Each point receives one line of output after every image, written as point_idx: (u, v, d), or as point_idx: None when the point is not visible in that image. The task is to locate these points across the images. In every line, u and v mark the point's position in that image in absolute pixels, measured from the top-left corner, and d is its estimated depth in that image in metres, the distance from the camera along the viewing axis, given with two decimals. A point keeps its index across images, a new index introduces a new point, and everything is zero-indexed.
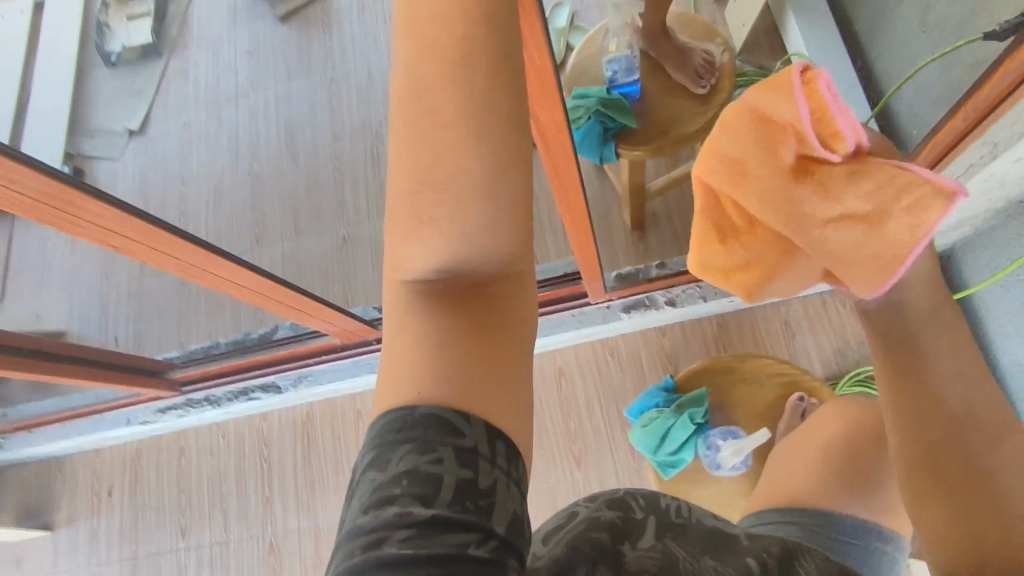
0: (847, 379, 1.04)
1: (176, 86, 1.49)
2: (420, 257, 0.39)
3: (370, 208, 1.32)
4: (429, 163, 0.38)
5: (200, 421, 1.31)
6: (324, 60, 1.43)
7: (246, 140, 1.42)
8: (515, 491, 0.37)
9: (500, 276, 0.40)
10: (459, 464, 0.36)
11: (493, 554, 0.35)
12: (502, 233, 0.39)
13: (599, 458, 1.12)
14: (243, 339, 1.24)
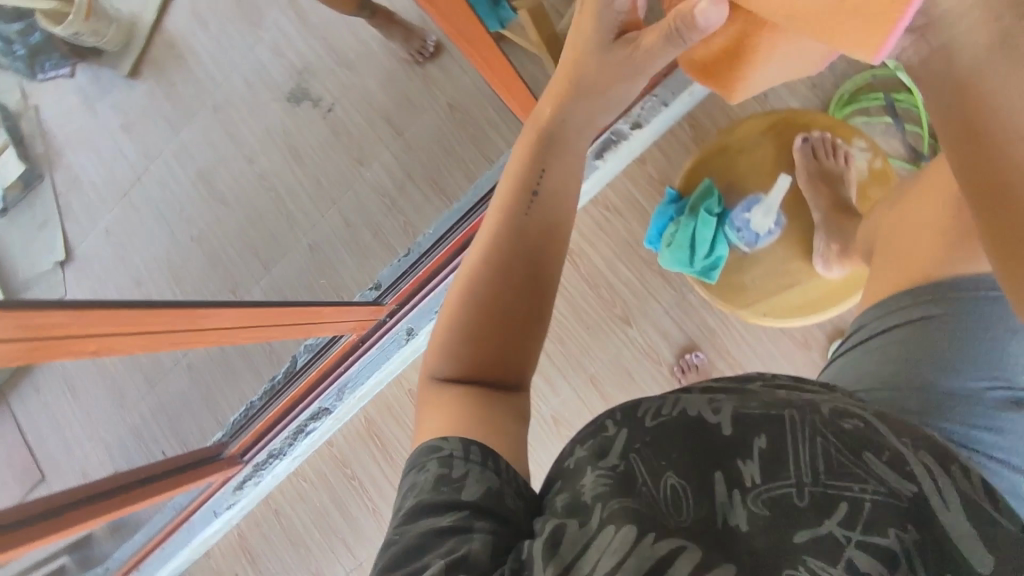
0: (836, 106, 1.07)
1: (75, 196, 1.41)
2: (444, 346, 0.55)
3: (318, 206, 1.29)
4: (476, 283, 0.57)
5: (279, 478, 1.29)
6: (197, 94, 1.36)
7: (171, 210, 1.36)
8: (492, 476, 0.45)
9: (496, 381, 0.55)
10: (441, 465, 0.45)
11: (462, 520, 0.41)
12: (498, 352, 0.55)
13: (646, 309, 1.12)
14: (271, 386, 1.23)
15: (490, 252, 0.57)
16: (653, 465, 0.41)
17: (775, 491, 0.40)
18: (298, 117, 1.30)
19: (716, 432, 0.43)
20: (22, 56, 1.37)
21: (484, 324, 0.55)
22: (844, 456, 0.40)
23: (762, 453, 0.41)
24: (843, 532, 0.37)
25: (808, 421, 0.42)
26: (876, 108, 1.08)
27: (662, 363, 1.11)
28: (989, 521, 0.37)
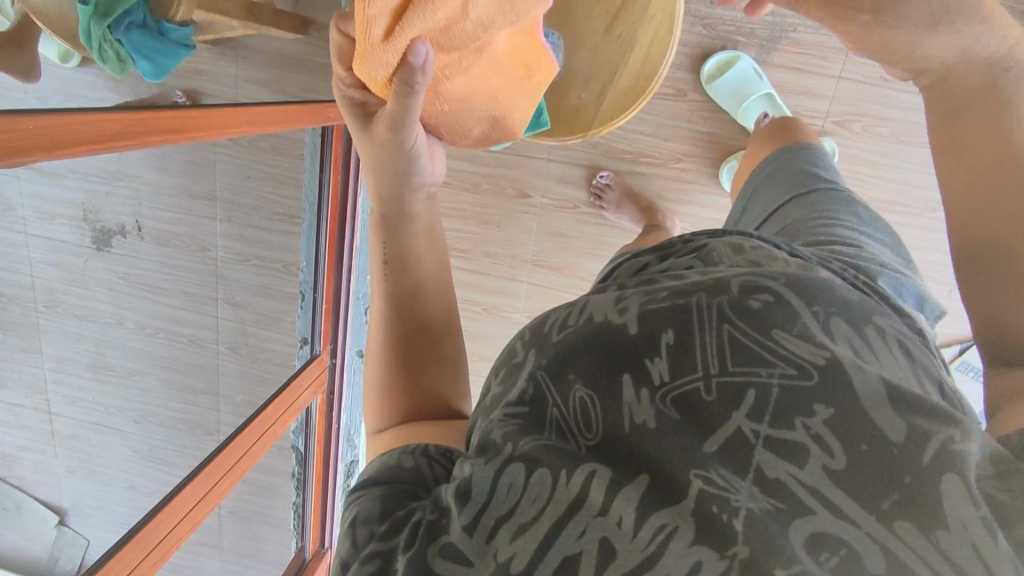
0: None
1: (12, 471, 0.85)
2: (376, 416, 0.59)
3: None
4: (373, 342, 0.62)
5: None
6: None
7: None
8: (434, 454, 0.49)
9: (431, 411, 0.57)
10: (381, 465, 0.49)
11: (384, 493, 0.45)
12: (418, 374, 0.60)
13: (531, 169, 1.19)
14: (300, 478, 1.25)
15: (383, 323, 0.62)
16: (561, 387, 0.40)
17: (684, 388, 0.37)
18: None
19: (623, 333, 0.41)
20: None
21: (405, 381, 0.59)
22: (750, 336, 0.38)
23: (669, 349, 0.39)
24: (752, 427, 0.35)
25: (712, 306, 0.40)
26: None
27: (573, 205, 1.21)
28: (904, 392, 0.35)
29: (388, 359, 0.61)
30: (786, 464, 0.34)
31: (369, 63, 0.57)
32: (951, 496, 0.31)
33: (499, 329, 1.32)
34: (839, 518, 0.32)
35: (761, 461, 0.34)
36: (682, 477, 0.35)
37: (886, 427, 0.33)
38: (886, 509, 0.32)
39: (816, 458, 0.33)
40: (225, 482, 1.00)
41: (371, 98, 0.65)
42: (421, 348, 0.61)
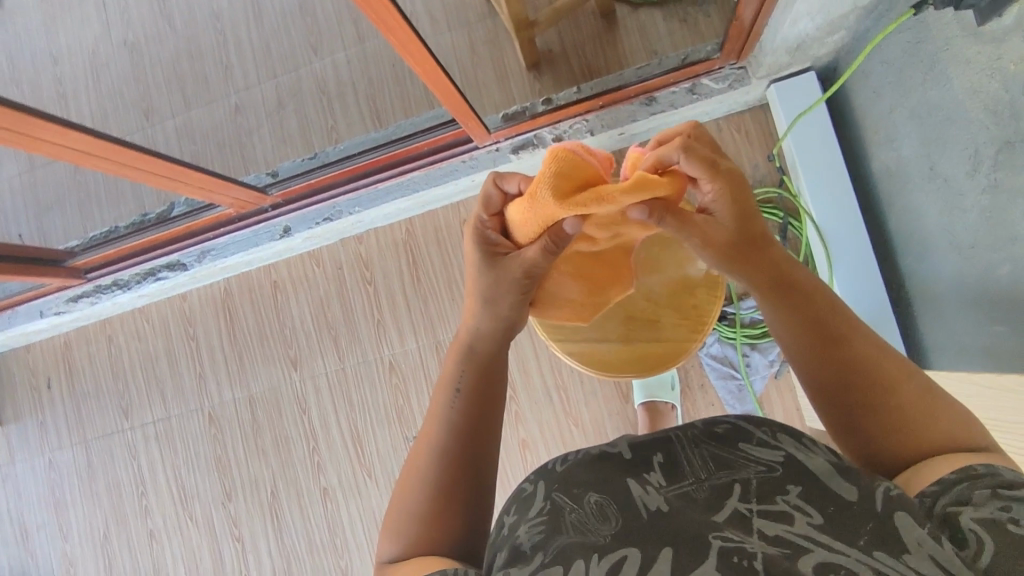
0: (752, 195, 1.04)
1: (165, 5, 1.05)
2: (389, 547, 0.57)
3: (259, 71, 1.26)
4: (415, 461, 0.61)
5: (100, 313, 1.27)
6: None
7: (114, 6, 1.32)
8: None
9: (439, 537, 0.56)
10: None
11: None
12: (443, 494, 0.58)
13: None
14: (141, 221, 1.13)
15: (438, 458, 0.60)
16: (575, 497, 0.49)
17: (681, 488, 0.48)
18: None
19: (621, 456, 0.54)
20: None
21: (446, 510, 0.57)
22: (724, 452, 0.50)
23: (661, 466, 0.51)
24: (745, 506, 0.44)
25: (687, 438, 0.53)
26: (775, 225, 1.05)
27: None
28: (846, 467, 0.46)
29: (414, 476, 0.60)
30: (781, 525, 0.42)
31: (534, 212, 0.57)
32: (906, 527, 0.39)
33: (362, 345, 1.19)
34: (832, 552, 0.39)
35: (761, 526, 0.42)
36: (705, 538, 0.42)
37: (840, 492, 0.43)
38: (863, 544, 0.39)
39: (803, 519, 0.42)
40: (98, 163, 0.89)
41: (504, 243, 0.67)
42: (449, 468, 0.59)
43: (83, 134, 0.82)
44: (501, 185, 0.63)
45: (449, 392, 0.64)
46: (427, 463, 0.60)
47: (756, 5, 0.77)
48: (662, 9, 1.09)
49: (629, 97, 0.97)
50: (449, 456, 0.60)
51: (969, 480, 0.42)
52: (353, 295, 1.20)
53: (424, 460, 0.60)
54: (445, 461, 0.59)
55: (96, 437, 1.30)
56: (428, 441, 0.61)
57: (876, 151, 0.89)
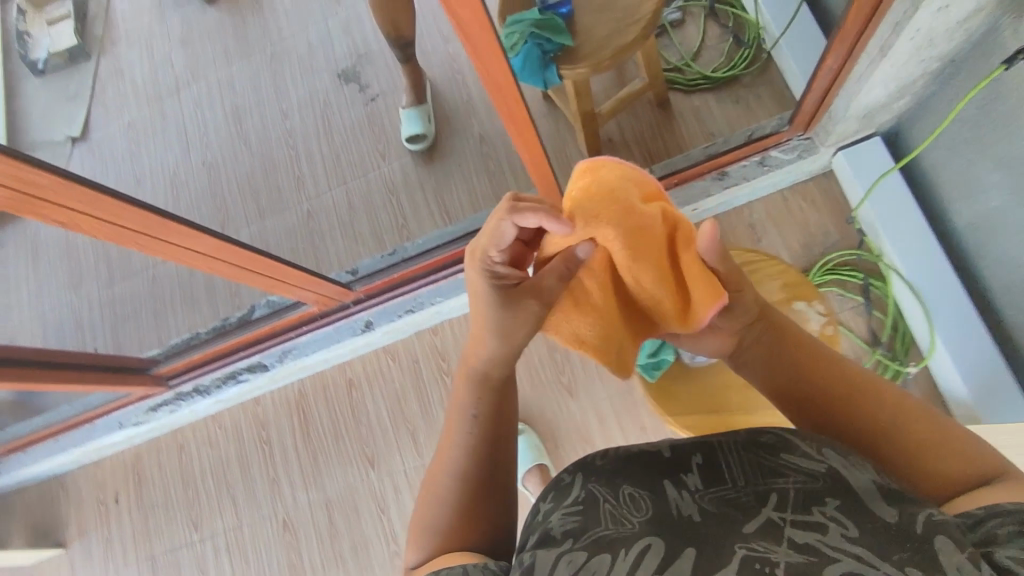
0: (818, 267, 1.08)
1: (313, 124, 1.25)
2: (413, 552, 0.54)
3: (330, 178, 1.33)
4: (433, 470, 0.57)
5: (176, 422, 1.27)
6: (261, 38, 1.45)
7: (195, 131, 1.43)
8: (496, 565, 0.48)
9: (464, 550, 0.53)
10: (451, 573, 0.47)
11: None
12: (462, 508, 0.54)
13: (590, 386, 1.16)
14: (223, 327, 1.19)
15: (461, 472, 0.55)
16: (611, 487, 0.48)
17: (718, 493, 0.45)
18: (342, 94, 1.36)
19: (660, 452, 0.50)
20: None
21: (463, 520, 0.54)
22: (767, 459, 0.46)
23: (700, 468, 0.47)
24: (779, 514, 0.41)
25: (733, 441, 0.49)
26: (854, 285, 1.09)
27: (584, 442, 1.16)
28: (893, 490, 0.42)
29: (435, 485, 0.56)
30: (811, 533, 0.39)
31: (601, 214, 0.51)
32: (945, 553, 0.36)
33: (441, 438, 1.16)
34: (861, 568, 0.36)
35: (790, 533, 0.40)
36: (729, 549, 0.40)
37: (880, 513, 0.40)
38: (897, 559, 0.36)
39: (837, 530, 0.39)
40: (202, 264, 0.89)
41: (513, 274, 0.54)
42: (466, 480, 0.55)
43: (207, 238, 0.83)
44: (516, 219, 0.49)
45: (460, 404, 0.58)
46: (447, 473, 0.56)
47: (830, 78, 0.80)
48: (715, 94, 1.15)
49: (702, 172, 1.01)
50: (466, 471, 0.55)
51: (997, 514, 0.39)
52: (430, 386, 1.19)
53: (444, 470, 0.56)
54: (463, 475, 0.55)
55: (164, 553, 1.25)
56: (445, 450, 0.57)
57: (957, 205, 0.90)
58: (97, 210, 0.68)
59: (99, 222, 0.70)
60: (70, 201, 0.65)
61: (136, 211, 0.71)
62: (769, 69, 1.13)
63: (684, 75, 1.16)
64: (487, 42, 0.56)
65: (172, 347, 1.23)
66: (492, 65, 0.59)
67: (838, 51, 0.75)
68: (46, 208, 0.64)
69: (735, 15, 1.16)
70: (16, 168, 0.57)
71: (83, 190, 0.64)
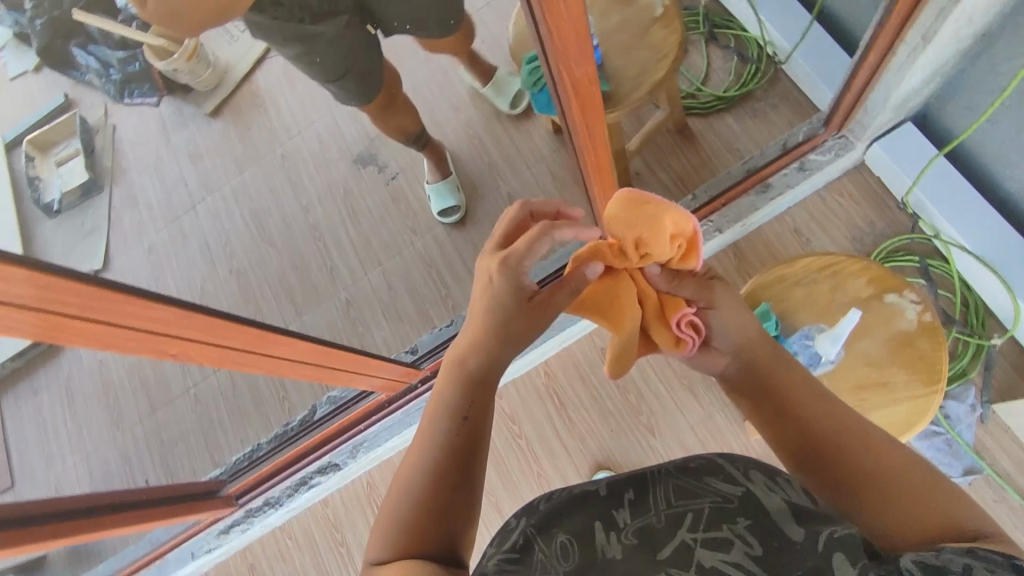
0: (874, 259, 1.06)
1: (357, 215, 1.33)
2: (373, 553, 0.48)
3: (364, 263, 1.32)
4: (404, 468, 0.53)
5: (244, 543, 1.20)
6: (269, 141, 1.46)
7: (218, 242, 1.42)
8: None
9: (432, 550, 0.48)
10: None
11: None
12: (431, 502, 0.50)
13: (670, 422, 1.11)
14: (285, 431, 1.16)
15: (433, 466, 0.51)
16: (548, 536, 0.51)
17: (643, 525, 0.50)
18: (361, 179, 1.37)
19: (594, 493, 0.54)
20: (116, 80, 1.59)
21: (432, 518, 0.49)
22: (687, 483, 0.53)
23: (630, 502, 0.53)
24: (691, 535, 0.47)
25: (662, 470, 0.55)
26: (912, 270, 1.08)
27: None
28: (804, 510, 0.47)
29: (404, 481, 0.51)
30: (719, 554, 0.45)
31: (652, 250, 0.57)
32: (841, 567, 0.41)
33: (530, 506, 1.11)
34: None
35: (699, 557, 0.46)
36: None
37: (789, 531, 0.45)
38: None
39: (741, 547, 0.45)
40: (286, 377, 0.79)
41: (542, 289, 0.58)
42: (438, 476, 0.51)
43: (304, 343, 0.73)
44: (553, 235, 0.56)
45: (439, 399, 0.55)
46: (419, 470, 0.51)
47: (869, 71, 0.84)
48: (732, 112, 1.17)
49: (747, 188, 1.02)
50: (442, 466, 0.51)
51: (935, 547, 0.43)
52: (508, 454, 1.15)
53: (415, 467, 0.52)
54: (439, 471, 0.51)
55: None
56: (417, 447, 0.53)
57: (1010, 171, 0.92)
58: (142, 323, 0.51)
59: (147, 339, 0.54)
60: (113, 316, 0.48)
61: (194, 315, 0.55)
62: (780, 79, 1.16)
63: (698, 99, 1.18)
64: (586, 92, 0.58)
65: (235, 463, 1.19)
66: (583, 114, 0.61)
67: (878, 46, 0.79)
68: (124, 340, 0.52)
69: (734, 35, 1.19)
70: (43, 283, 0.42)
71: (126, 300, 0.48)
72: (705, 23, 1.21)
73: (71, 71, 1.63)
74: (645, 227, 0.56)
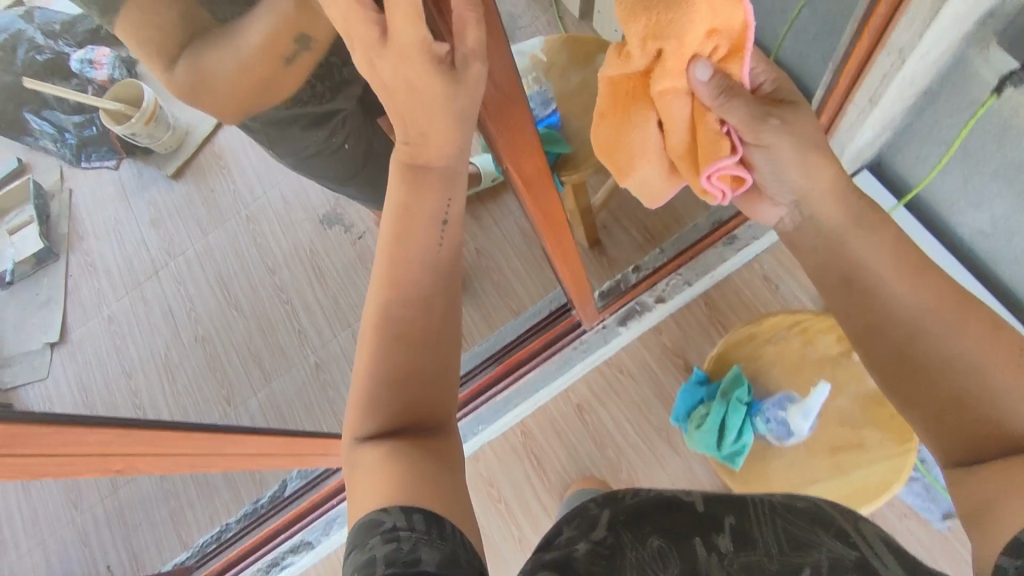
0: None
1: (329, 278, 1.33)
2: (355, 428, 0.48)
3: (332, 325, 1.29)
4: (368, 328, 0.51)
5: None
6: (232, 201, 1.44)
7: (180, 308, 1.38)
8: (441, 541, 0.40)
9: (415, 415, 0.48)
10: (408, 553, 0.37)
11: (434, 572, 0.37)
12: (404, 364, 0.49)
13: (652, 478, 1.09)
14: (253, 509, 1.10)
15: (396, 322, 0.49)
16: (636, 536, 0.48)
17: (748, 559, 0.45)
18: (327, 239, 1.35)
19: (690, 505, 0.52)
20: (73, 145, 1.56)
21: (406, 378, 0.48)
22: (795, 528, 0.47)
23: (731, 529, 0.48)
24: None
25: (767, 504, 0.51)
26: None
27: None
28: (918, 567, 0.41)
29: (370, 346, 0.50)
30: None
31: (670, 62, 0.48)
32: None
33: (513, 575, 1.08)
34: None
35: None
36: None
37: None
38: None
39: None
40: (250, 468, 0.75)
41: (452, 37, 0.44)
42: (407, 334, 0.49)
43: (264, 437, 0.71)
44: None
45: (393, 245, 0.51)
46: (383, 331, 0.50)
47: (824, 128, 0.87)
48: None
49: (713, 242, 1.04)
50: (406, 324, 0.49)
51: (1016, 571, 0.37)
52: (487, 519, 1.12)
53: (378, 326, 0.50)
54: (404, 328, 0.49)
55: None
56: (379, 303, 0.50)
57: (962, 216, 0.94)
58: (76, 451, 0.48)
59: (84, 460, 0.50)
60: (43, 450, 0.45)
61: (132, 434, 0.52)
62: None
63: None
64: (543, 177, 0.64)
65: (203, 544, 1.16)
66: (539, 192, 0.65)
67: (830, 105, 0.82)
68: (58, 469, 0.49)
69: None
70: None
71: (52, 432, 0.45)
72: None
73: (24, 136, 1.58)
74: (667, 25, 0.45)
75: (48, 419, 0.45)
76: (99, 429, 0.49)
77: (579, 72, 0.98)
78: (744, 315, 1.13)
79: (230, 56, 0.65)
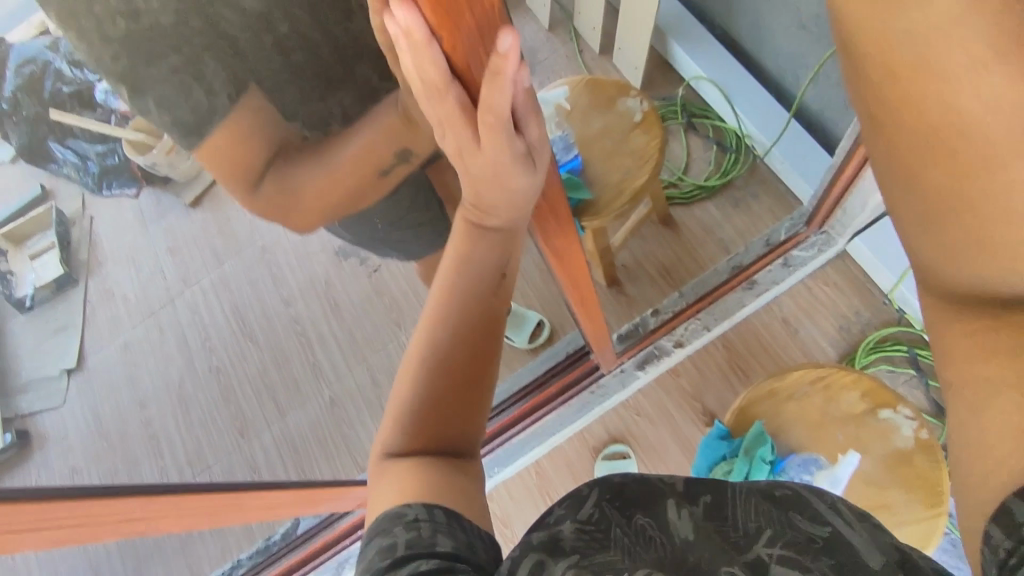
0: (861, 350, 1.06)
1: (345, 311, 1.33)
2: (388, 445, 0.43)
3: (347, 359, 1.29)
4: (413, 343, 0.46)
5: None
6: (249, 231, 1.45)
7: (196, 337, 1.39)
8: (466, 534, 0.36)
9: (453, 438, 0.44)
10: (431, 542, 0.34)
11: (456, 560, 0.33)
12: (447, 385, 0.44)
13: None
14: (266, 546, 1.09)
15: (445, 341, 0.45)
16: (625, 515, 0.37)
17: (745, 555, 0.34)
18: (343, 272, 1.36)
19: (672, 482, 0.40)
20: (94, 174, 1.58)
21: (447, 400, 0.44)
22: (771, 511, 0.37)
23: (704, 504, 0.38)
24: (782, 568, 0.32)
25: (739, 489, 0.40)
26: (901, 358, 1.08)
27: None
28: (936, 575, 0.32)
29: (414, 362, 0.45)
30: None
31: None
32: None
33: None
34: None
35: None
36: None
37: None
38: None
39: None
40: (265, 518, 0.74)
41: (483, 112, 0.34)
42: (453, 353, 0.45)
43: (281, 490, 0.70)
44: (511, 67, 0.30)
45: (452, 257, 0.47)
46: (428, 348, 0.45)
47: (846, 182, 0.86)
48: (714, 202, 1.18)
49: (733, 287, 1.02)
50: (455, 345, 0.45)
51: None
52: None
53: (425, 343, 0.46)
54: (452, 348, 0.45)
55: None
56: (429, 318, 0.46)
57: None
58: (98, 521, 0.47)
59: (104, 526, 0.50)
60: (66, 524, 0.45)
61: (153, 500, 0.52)
62: (759, 169, 1.17)
63: (680, 188, 1.20)
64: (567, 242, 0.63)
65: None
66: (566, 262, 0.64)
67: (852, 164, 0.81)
68: (79, 537, 0.49)
69: (712, 125, 1.21)
70: None
71: (76, 505, 0.44)
72: (683, 114, 1.23)
73: (48, 163, 1.60)
74: None
75: (75, 493, 0.45)
76: (122, 498, 0.49)
77: (599, 117, 0.97)
78: (763, 358, 1.11)
79: (321, 177, 0.60)
